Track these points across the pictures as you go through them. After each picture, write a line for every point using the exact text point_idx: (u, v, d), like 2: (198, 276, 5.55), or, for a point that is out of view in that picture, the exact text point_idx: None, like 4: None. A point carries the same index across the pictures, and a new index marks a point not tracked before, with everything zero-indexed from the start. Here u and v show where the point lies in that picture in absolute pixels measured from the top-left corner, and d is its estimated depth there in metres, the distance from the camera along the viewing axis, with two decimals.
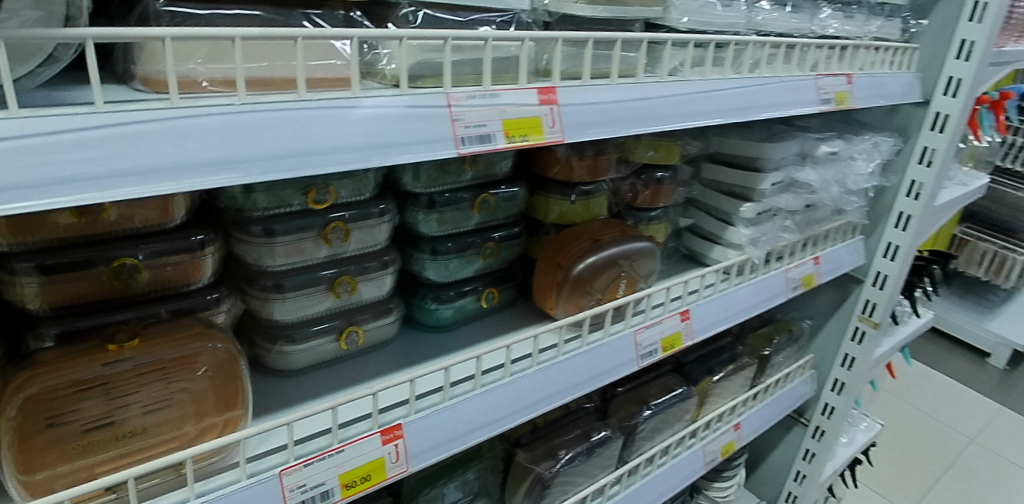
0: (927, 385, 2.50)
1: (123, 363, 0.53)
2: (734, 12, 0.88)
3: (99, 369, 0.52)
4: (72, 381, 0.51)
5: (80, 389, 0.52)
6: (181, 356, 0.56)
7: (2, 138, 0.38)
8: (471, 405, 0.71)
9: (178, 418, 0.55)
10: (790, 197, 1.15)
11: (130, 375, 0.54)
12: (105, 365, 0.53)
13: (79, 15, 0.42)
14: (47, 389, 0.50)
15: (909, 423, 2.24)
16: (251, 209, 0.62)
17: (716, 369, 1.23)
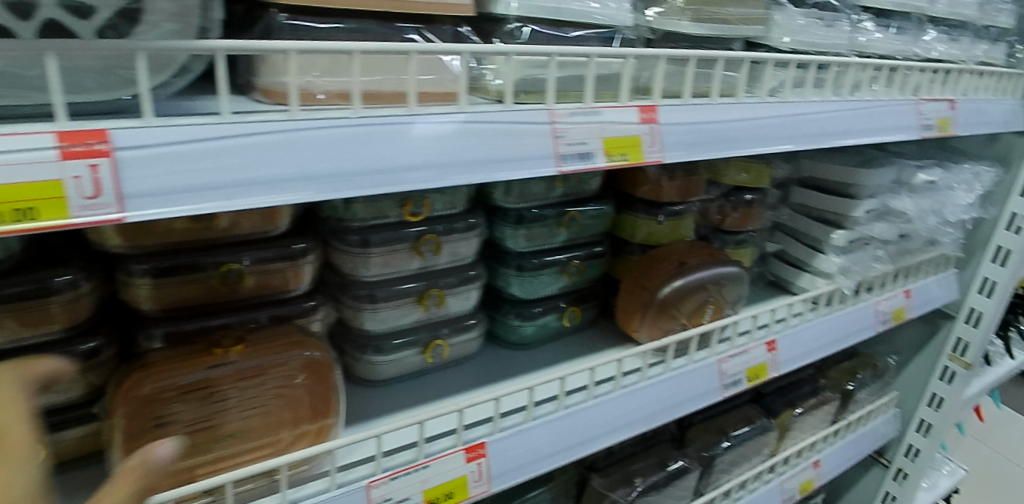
0: (1017, 430, 2.33)
1: (227, 366, 0.54)
2: (836, 32, 0.84)
3: (203, 371, 0.54)
4: (178, 382, 0.53)
5: (186, 390, 0.53)
6: (279, 362, 0.56)
7: (138, 145, 0.39)
8: (554, 426, 0.70)
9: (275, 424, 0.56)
10: (884, 226, 1.08)
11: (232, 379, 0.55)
12: (210, 368, 0.54)
13: (214, 27, 0.43)
14: (157, 389, 0.52)
15: (995, 470, 2.09)
16: (349, 219, 0.63)
17: (798, 402, 1.18)
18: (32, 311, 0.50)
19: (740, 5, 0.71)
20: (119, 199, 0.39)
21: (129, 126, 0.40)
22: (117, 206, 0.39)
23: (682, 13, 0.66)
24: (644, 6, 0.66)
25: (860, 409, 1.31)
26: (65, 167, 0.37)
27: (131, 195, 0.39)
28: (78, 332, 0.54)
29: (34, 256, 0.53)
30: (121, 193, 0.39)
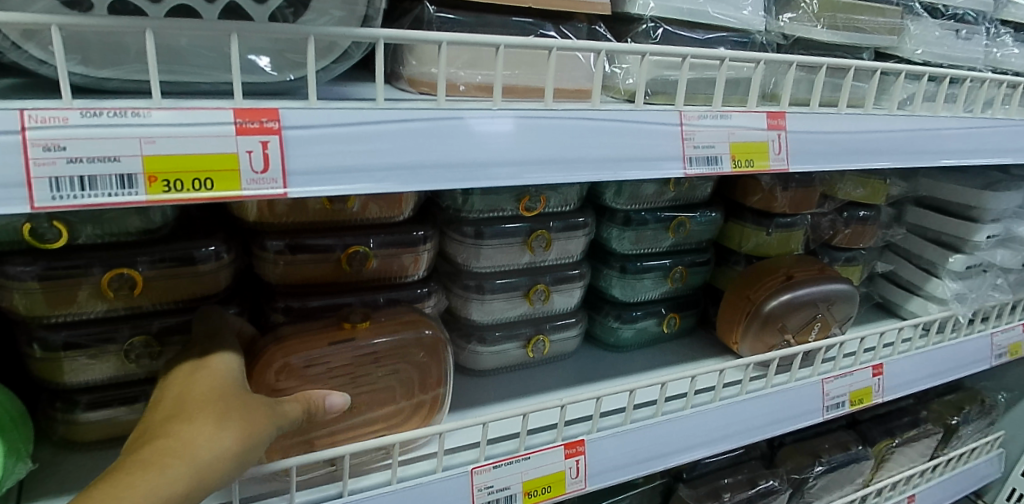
0: None
1: (351, 346, 0.56)
2: (974, 45, 0.79)
3: (331, 347, 0.55)
4: (308, 357, 0.55)
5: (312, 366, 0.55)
6: (399, 345, 0.58)
7: (302, 125, 0.41)
8: (651, 432, 0.69)
9: (387, 401, 0.59)
10: (1007, 252, 1.01)
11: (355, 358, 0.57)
12: (337, 344, 0.56)
13: (376, 16, 0.44)
14: (289, 365, 0.54)
15: None
16: (468, 211, 0.65)
17: (896, 432, 1.13)
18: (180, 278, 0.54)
19: (876, 13, 0.67)
20: (285, 176, 0.41)
21: (295, 107, 0.42)
22: (283, 182, 0.41)
23: (817, 19, 0.64)
24: (778, 11, 0.65)
25: (963, 446, 1.24)
26: (240, 141, 0.39)
27: (295, 172, 0.41)
28: (218, 299, 0.58)
29: (186, 226, 0.56)
30: (286, 169, 0.41)
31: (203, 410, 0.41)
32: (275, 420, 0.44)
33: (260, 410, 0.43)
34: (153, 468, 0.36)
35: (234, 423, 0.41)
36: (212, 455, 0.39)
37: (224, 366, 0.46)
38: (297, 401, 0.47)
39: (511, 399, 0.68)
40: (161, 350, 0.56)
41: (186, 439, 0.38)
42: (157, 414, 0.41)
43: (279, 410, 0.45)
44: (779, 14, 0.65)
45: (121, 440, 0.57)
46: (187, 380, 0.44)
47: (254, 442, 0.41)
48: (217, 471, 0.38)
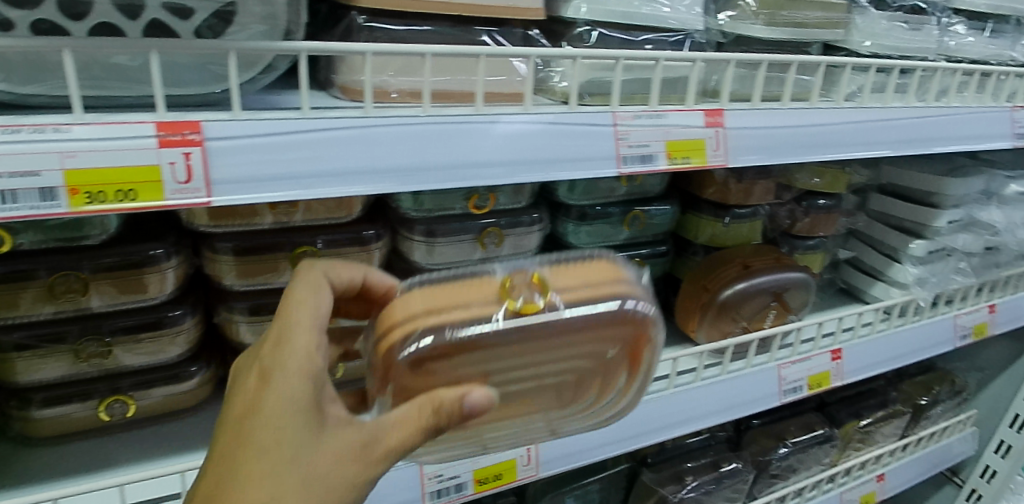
0: None
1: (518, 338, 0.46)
2: (924, 36, 0.80)
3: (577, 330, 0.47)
4: (476, 341, 0.45)
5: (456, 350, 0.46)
6: (585, 335, 0.48)
7: (225, 137, 0.43)
8: (604, 419, 0.71)
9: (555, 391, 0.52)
10: (968, 237, 1.02)
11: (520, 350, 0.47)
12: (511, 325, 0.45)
13: (298, 30, 0.45)
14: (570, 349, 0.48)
15: None
16: (414, 211, 0.66)
17: (864, 414, 1.15)
18: (128, 280, 0.56)
19: (820, 8, 0.68)
20: (208, 185, 0.42)
21: (220, 119, 0.43)
22: (206, 192, 0.42)
23: (757, 16, 0.65)
24: (717, 10, 0.66)
25: (933, 426, 1.26)
26: (162, 153, 0.41)
27: (219, 181, 0.43)
28: (168, 300, 0.60)
29: (137, 229, 0.58)
30: (209, 179, 0.42)
31: (260, 475, 0.37)
32: (351, 483, 0.39)
33: (330, 486, 0.39)
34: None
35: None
36: None
37: (291, 406, 0.39)
38: (400, 437, 0.41)
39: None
40: (110, 348, 0.58)
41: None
42: (217, 488, 0.37)
43: (358, 469, 0.40)
44: (718, 13, 0.66)
45: (76, 435, 0.59)
46: (257, 431, 0.38)
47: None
48: None
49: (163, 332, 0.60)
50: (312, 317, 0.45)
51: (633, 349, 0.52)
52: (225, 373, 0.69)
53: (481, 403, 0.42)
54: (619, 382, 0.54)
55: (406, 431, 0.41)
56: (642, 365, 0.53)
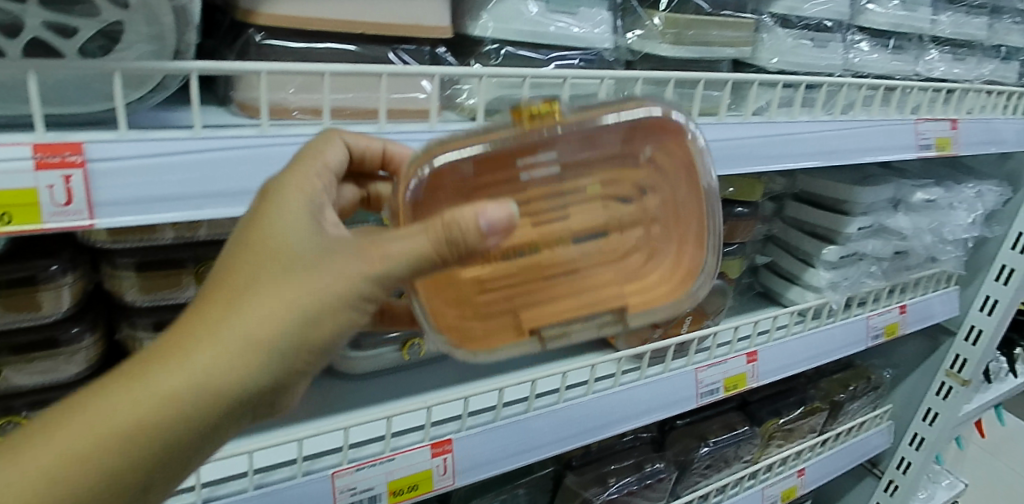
0: None
1: (557, 151, 0.49)
2: (830, 53, 0.84)
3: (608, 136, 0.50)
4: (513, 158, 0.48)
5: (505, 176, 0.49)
6: (615, 148, 0.50)
7: (108, 158, 0.42)
8: (521, 427, 0.73)
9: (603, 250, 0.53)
10: (878, 242, 1.08)
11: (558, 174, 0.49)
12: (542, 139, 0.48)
13: (188, 50, 0.45)
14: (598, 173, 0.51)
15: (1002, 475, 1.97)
16: None
17: (783, 411, 1.20)
18: (20, 298, 0.54)
19: (726, 28, 0.71)
20: (91, 207, 0.42)
21: (104, 139, 0.42)
22: (88, 214, 0.42)
23: (663, 36, 0.67)
24: (626, 28, 0.68)
25: (851, 421, 1.32)
26: (39, 176, 0.40)
27: (102, 203, 0.42)
28: (66, 316, 0.59)
29: (26, 244, 0.56)
30: (92, 201, 0.42)
31: (242, 285, 0.41)
32: (341, 276, 0.41)
33: (313, 277, 0.41)
34: (184, 355, 0.39)
35: (274, 300, 0.40)
36: (256, 335, 0.40)
37: (295, 199, 0.44)
38: (406, 245, 0.42)
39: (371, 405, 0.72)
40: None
41: (216, 321, 0.40)
42: (219, 263, 0.42)
43: (349, 265, 0.42)
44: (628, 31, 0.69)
45: None
46: (260, 215, 0.43)
47: (305, 315, 0.41)
48: (265, 349, 0.41)
49: (61, 349, 0.58)
50: (319, 155, 0.47)
51: (669, 170, 0.53)
52: None
53: (497, 217, 0.42)
54: (670, 220, 0.55)
55: (411, 249, 0.41)
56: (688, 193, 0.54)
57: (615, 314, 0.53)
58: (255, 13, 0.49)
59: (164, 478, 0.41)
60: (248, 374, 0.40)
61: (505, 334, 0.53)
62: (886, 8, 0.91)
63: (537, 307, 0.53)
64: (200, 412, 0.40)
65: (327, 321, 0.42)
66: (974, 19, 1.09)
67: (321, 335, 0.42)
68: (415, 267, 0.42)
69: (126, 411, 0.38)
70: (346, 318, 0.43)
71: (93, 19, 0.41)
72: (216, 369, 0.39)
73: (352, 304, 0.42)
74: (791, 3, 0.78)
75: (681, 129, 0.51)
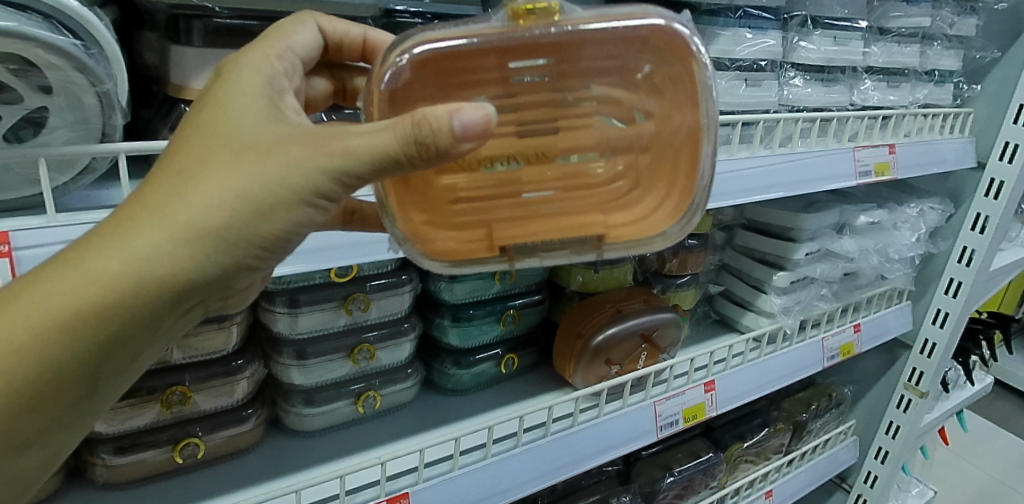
0: (999, 445, 2.20)
1: (550, 58, 0.46)
2: (764, 91, 0.87)
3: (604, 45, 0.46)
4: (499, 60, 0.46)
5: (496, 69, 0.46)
6: (614, 57, 0.47)
7: (35, 244, 0.42)
8: (480, 474, 0.73)
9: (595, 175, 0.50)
10: (826, 266, 1.11)
11: (550, 85, 0.47)
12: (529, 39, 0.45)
13: (114, 132, 0.45)
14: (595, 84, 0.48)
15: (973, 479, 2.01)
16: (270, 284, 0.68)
17: (747, 436, 1.22)
18: None
19: None
20: None
21: (31, 225, 0.42)
22: None
23: None
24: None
25: (816, 439, 1.34)
26: None
27: None
28: None
29: None
30: None
31: (196, 165, 0.37)
32: (292, 167, 0.37)
33: (264, 163, 0.37)
34: (124, 229, 0.35)
35: (221, 186, 0.37)
36: (200, 221, 0.36)
37: (249, 91, 0.40)
38: (368, 138, 0.38)
39: (327, 463, 0.72)
40: None
41: (162, 202, 0.36)
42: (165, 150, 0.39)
43: (304, 152, 0.38)
44: None
45: None
46: (214, 103, 0.39)
47: (254, 206, 0.37)
48: (210, 238, 0.37)
49: None
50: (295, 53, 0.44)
51: (669, 104, 0.49)
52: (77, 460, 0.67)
53: (473, 119, 0.38)
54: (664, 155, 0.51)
55: (372, 143, 0.37)
56: (687, 123, 0.49)
57: (592, 242, 0.51)
58: (188, 87, 0.51)
59: (104, 375, 0.38)
60: (193, 265, 0.37)
61: (476, 249, 0.51)
62: (817, 45, 0.94)
63: (515, 225, 0.50)
64: (141, 303, 0.36)
65: (278, 213, 0.38)
66: (906, 48, 1.08)
67: (271, 228, 0.38)
68: (378, 165, 0.38)
69: (59, 297, 0.35)
70: (299, 214, 0.39)
71: (15, 106, 0.41)
72: (154, 247, 0.35)
73: (306, 198, 0.38)
74: (722, 47, 0.82)
75: (691, 53, 0.48)
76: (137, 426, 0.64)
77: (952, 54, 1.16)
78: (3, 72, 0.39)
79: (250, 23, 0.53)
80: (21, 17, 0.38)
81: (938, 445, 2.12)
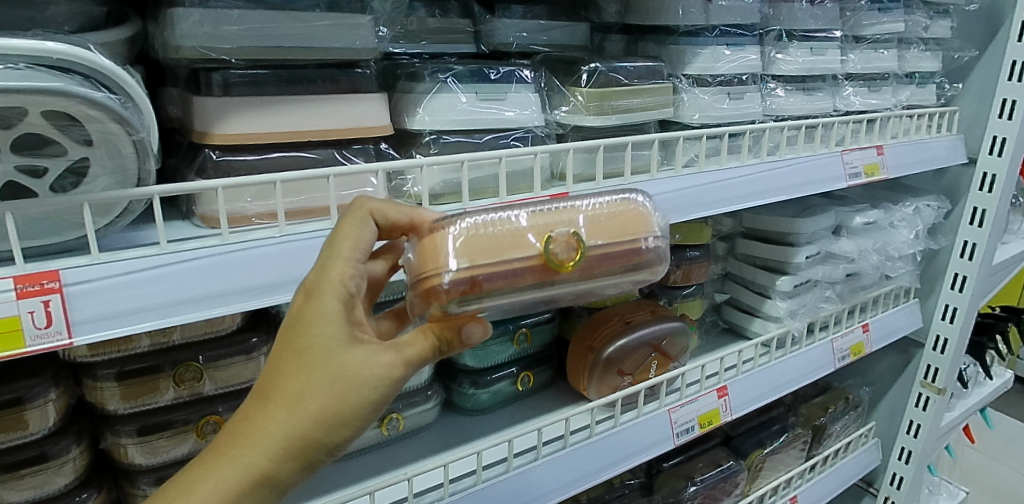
0: None
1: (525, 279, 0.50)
2: (748, 102, 0.91)
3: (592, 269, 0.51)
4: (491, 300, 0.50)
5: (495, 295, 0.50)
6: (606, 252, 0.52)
7: (83, 280, 0.46)
8: (502, 488, 0.77)
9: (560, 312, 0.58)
10: (827, 268, 1.14)
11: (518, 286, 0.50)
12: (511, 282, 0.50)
13: (149, 177, 0.50)
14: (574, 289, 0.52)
15: (1009, 477, 1.97)
16: None
17: (767, 441, 1.22)
18: (7, 419, 0.58)
19: (637, 95, 0.80)
20: (69, 326, 0.46)
21: (79, 263, 0.47)
22: (67, 333, 0.46)
23: (587, 109, 0.77)
24: (555, 107, 0.80)
25: (837, 441, 1.34)
26: (21, 304, 0.44)
27: (79, 322, 0.46)
28: (53, 431, 0.63)
29: (9, 369, 0.61)
30: (70, 320, 0.46)
31: (291, 375, 0.42)
32: (375, 381, 0.44)
33: (339, 377, 0.43)
34: (238, 443, 0.41)
35: (318, 405, 0.42)
36: (301, 422, 0.42)
37: (328, 320, 0.44)
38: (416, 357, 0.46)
39: (352, 486, 0.75)
40: None
41: (262, 405, 0.42)
42: (273, 385, 0.42)
43: (394, 367, 0.44)
44: (558, 108, 0.80)
45: None
46: (285, 323, 0.45)
47: (340, 399, 0.42)
48: (311, 430, 0.42)
49: (51, 462, 0.63)
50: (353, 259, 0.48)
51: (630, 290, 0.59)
52: (118, 493, 0.71)
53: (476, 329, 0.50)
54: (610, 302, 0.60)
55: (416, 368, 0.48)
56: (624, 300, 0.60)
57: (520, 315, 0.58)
58: (210, 134, 0.56)
59: None
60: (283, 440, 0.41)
61: None
62: (794, 56, 0.99)
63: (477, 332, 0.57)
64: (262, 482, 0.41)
65: (367, 415, 0.44)
66: (884, 53, 1.12)
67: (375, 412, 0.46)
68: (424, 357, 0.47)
69: None
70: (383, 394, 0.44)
71: (60, 158, 0.46)
72: (265, 435, 0.41)
73: (386, 385, 0.44)
74: (703, 64, 0.87)
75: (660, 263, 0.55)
76: (174, 457, 0.69)
77: (931, 55, 1.20)
78: (49, 127, 0.44)
79: (264, 71, 0.57)
80: (66, 78, 0.42)
81: (963, 445, 2.09)
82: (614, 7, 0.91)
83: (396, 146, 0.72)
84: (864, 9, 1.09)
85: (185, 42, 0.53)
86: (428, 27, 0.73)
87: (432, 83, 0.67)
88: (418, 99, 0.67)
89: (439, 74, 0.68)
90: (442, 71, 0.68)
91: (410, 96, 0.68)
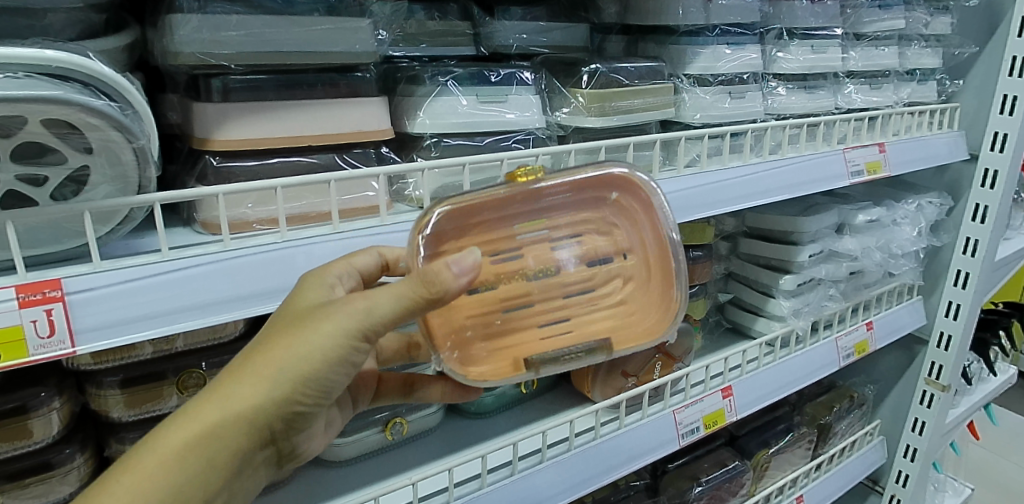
0: None
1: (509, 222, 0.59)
2: (749, 102, 0.91)
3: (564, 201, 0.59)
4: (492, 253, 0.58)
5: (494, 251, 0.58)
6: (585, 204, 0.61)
7: (85, 288, 0.46)
8: (507, 492, 0.76)
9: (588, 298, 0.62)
10: (830, 267, 1.14)
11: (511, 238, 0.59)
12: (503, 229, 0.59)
13: (150, 184, 0.49)
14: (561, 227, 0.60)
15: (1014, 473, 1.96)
16: None
17: (772, 440, 1.21)
18: (12, 427, 0.58)
19: (637, 95, 0.80)
20: (71, 335, 0.45)
21: (81, 272, 0.46)
22: (70, 342, 0.45)
23: (588, 110, 0.77)
24: (556, 108, 0.80)
25: (842, 440, 1.34)
26: (23, 313, 0.44)
27: (82, 330, 0.46)
28: (57, 439, 0.63)
29: (12, 377, 0.61)
30: (72, 329, 0.45)
31: (271, 332, 0.46)
32: (343, 329, 0.46)
33: (309, 326, 0.46)
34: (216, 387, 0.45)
35: (285, 351, 0.45)
36: (270, 366, 0.45)
37: (315, 292, 0.49)
38: (386, 305, 0.46)
39: (356, 491, 0.75)
40: None
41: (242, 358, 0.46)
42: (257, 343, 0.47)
43: (360, 313, 0.46)
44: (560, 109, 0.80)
45: None
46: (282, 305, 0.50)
47: (305, 344, 0.45)
48: (277, 372, 0.45)
49: (56, 470, 0.63)
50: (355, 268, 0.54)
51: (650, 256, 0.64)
52: None
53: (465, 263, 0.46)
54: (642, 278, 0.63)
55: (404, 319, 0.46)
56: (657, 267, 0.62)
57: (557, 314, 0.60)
58: (211, 140, 0.56)
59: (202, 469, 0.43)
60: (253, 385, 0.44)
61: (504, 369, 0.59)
62: (795, 55, 0.98)
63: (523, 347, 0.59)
64: (228, 422, 0.44)
65: (332, 364, 0.46)
66: (885, 50, 1.12)
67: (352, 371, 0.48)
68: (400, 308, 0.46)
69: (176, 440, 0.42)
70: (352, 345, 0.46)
71: (60, 166, 0.45)
72: (236, 378, 0.45)
73: (353, 333, 0.46)
74: (703, 64, 0.87)
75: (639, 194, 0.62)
76: None
77: (931, 52, 1.20)
78: (49, 136, 0.43)
79: (262, 76, 0.56)
80: (65, 86, 0.42)
81: (968, 442, 2.08)
82: (614, 7, 0.91)
83: (396, 149, 0.71)
84: (865, 6, 1.09)
85: (184, 48, 0.53)
86: (428, 30, 0.72)
87: (432, 86, 0.67)
88: (418, 102, 0.67)
89: (439, 77, 0.67)
90: (443, 74, 0.67)
91: (411, 99, 0.68)
